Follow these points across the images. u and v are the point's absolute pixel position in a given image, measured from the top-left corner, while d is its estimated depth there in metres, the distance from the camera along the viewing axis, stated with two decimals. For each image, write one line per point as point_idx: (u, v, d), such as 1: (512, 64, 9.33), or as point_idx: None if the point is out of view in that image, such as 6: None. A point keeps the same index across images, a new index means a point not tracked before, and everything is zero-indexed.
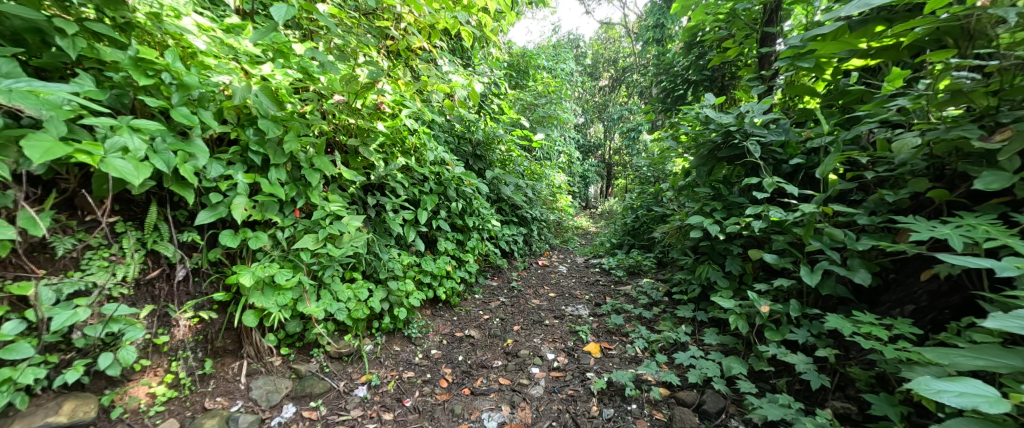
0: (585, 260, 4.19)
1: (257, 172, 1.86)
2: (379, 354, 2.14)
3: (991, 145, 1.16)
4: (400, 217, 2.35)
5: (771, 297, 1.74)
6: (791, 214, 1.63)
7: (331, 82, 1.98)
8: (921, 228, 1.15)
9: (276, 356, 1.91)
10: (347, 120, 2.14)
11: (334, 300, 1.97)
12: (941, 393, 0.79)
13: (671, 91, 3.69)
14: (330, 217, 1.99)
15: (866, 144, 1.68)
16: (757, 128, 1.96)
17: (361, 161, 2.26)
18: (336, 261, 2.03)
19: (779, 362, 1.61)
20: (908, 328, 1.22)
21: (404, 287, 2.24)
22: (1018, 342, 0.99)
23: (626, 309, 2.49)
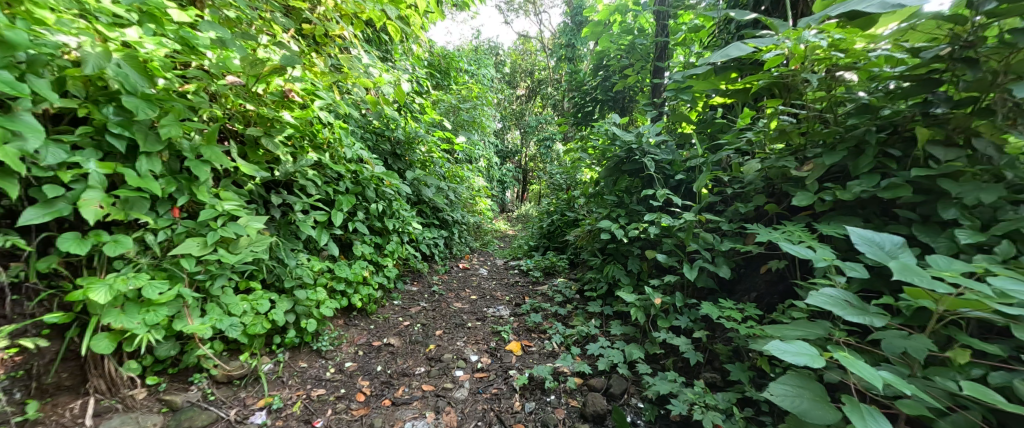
0: (504, 263, 4.34)
1: (119, 162, 1.57)
2: (280, 373, 1.96)
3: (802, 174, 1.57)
4: (310, 220, 2.18)
5: (661, 291, 2.05)
6: (677, 221, 1.96)
7: (225, 61, 1.76)
8: (761, 234, 1.49)
9: (138, 387, 1.62)
10: (243, 106, 1.92)
11: (226, 315, 1.76)
12: (784, 352, 0.91)
13: (582, 107, 4.06)
14: (223, 218, 1.75)
15: (727, 165, 2.11)
16: (652, 148, 2.30)
17: (262, 154, 2.04)
18: (229, 269, 1.82)
19: (667, 345, 1.91)
20: (754, 310, 1.57)
21: (314, 297, 2.09)
22: (814, 314, 1.35)
23: (543, 307, 2.68)
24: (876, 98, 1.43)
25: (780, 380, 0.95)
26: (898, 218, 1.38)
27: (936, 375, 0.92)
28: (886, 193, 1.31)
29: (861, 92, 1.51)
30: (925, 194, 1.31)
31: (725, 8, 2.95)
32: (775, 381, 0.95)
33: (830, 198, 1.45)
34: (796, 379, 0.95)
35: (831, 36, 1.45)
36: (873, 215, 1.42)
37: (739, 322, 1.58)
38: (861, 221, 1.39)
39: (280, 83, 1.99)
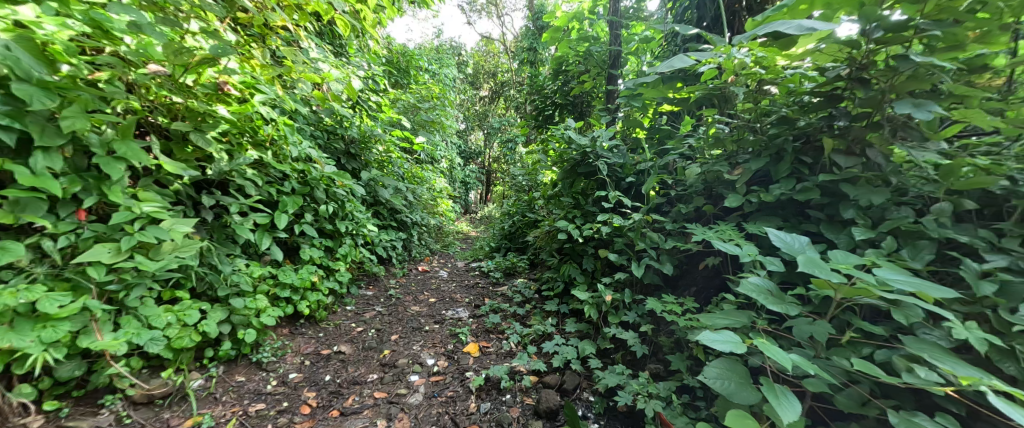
0: (465, 264, 4.32)
1: (10, 157, 1.40)
2: (213, 389, 1.80)
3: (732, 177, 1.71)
4: (249, 223, 2.05)
5: (613, 288, 2.14)
6: (627, 221, 2.06)
7: (146, 48, 1.63)
8: (698, 233, 1.61)
9: (33, 415, 1.41)
10: (168, 98, 1.79)
11: (145, 328, 1.60)
12: (716, 340, 0.99)
13: (541, 111, 4.11)
14: (141, 222, 1.61)
15: (672, 169, 2.24)
16: (604, 151, 2.40)
17: (191, 151, 1.89)
18: (148, 277, 1.66)
19: (617, 340, 2.00)
20: (693, 304, 1.68)
21: (252, 305, 1.96)
22: (741, 306, 1.48)
23: (502, 308, 2.70)
24: (792, 111, 1.60)
25: (712, 364, 1.03)
26: (812, 219, 1.54)
27: (836, 355, 1.06)
28: (800, 194, 1.50)
29: (782, 105, 1.68)
30: (831, 197, 1.50)
31: (672, 21, 3.14)
32: (708, 365, 1.03)
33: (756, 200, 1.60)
34: (726, 364, 1.03)
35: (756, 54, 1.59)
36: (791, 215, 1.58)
37: (679, 315, 1.69)
38: (780, 220, 1.57)
39: (212, 74, 1.86)
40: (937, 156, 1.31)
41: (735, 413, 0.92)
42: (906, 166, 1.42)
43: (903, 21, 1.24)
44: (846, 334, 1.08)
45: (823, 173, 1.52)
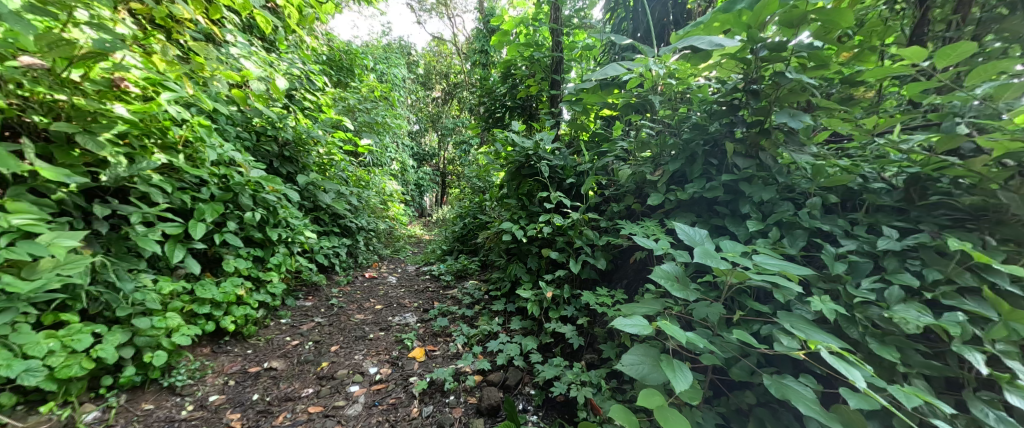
0: (417, 268, 4.21)
1: None
2: (112, 421, 1.60)
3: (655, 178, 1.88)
4: (155, 234, 1.85)
5: (554, 285, 2.23)
6: (566, 220, 2.15)
7: (17, 37, 1.47)
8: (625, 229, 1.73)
9: None
10: (49, 96, 1.59)
11: (18, 358, 1.39)
12: (626, 324, 1.09)
13: (492, 113, 4.09)
14: (10, 237, 1.39)
15: (609, 170, 2.38)
16: (546, 154, 2.48)
17: (79, 155, 1.68)
18: (24, 299, 1.44)
19: (558, 334, 2.08)
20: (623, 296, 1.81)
21: (162, 324, 1.77)
22: (662, 295, 1.61)
23: (451, 311, 2.69)
24: (704, 118, 1.78)
25: (631, 351, 1.13)
26: (723, 214, 1.71)
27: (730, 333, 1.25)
28: (709, 192, 1.70)
29: (697, 112, 1.85)
30: (733, 194, 1.69)
31: (612, 30, 3.30)
32: (626, 352, 1.13)
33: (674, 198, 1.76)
34: (642, 350, 1.15)
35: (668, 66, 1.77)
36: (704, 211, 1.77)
37: (610, 307, 1.81)
38: (694, 216, 1.75)
39: (104, 69, 1.69)
40: (812, 158, 1.55)
41: (646, 394, 1.04)
42: (792, 167, 1.64)
43: (782, 42, 1.44)
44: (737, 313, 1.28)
45: (726, 173, 1.72)
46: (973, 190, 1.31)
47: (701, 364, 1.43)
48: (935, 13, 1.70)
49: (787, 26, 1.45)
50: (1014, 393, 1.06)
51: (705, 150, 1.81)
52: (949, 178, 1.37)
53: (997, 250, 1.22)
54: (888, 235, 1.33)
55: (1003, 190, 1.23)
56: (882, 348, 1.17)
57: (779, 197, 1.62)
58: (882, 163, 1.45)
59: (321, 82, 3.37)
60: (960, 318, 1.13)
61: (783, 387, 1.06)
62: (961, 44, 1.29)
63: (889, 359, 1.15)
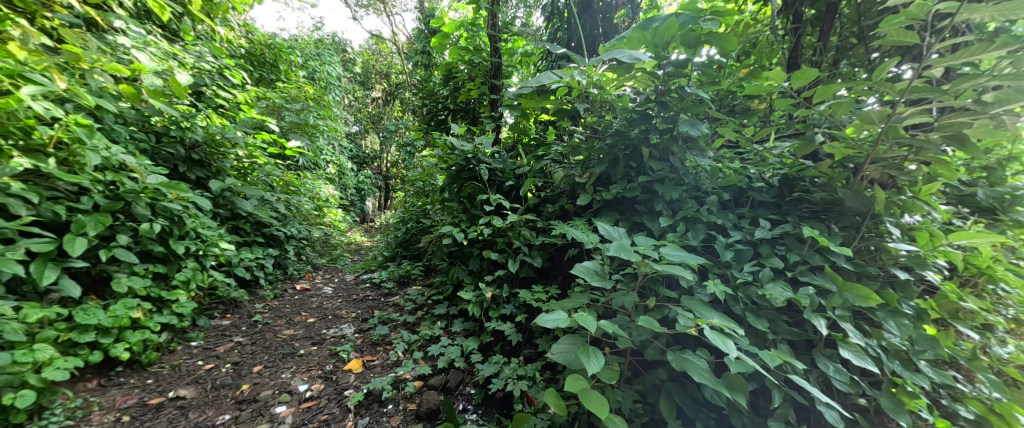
0: (356, 277, 3.98)
1: None
2: None
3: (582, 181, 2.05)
4: (16, 253, 1.56)
5: (494, 285, 2.27)
6: (505, 221, 2.20)
7: None
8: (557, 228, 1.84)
9: None
10: None
11: None
12: (547, 319, 1.22)
13: (434, 115, 4.01)
14: None
15: (546, 173, 2.47)
16: (485, 157, 2.51)
17: None
18: None
19: (498, 333, 2.12)
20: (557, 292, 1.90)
21: (28, 359, 1.51)
22: (590, 289, 1.73)
23: (392, 318, 2.60)
24: (625, 125, 1.94)
25: (560, 341, 1.26)
26: (643, 212, 1.89)
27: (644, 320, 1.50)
28: (629, 192, 1.89)
29: (621, 119, 2.00)
30: (649, 194, 1.89)
31: (548, 39, 3.43)
32: (555, 343, 1.26)
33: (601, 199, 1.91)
34: (570, 338, 1.28)
35: (591, 77, 1.94)
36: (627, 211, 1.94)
37: (545, 302, 1.90)
38: (617, 215, 1.94)
39: None
40: (711, 162, 1.79)
41: (572, 379, 1.20)
42: (697, 169, 1.87)
43: (683, 61, 1.71)
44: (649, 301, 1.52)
45: (643, 175, 1.90)
46: (824, 187, 1.66)
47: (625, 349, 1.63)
48: (806, 41, 2.10)
49: (686, 46, 1.71)
50: (846, 348, 1.36)
51: (626, 154, 1.99)
52: (809, 178, 1.70)
53: (838, 235, 1.55)
54: (765, 227, 1.61)
55: (842, 187, 1.59)
56: (755, 319, 1.45)
57: (687, 196, 1.82)
58: (763, 165, 1.75)
59: (238, 77, 3.07)
60: (810, 291, 1.42)
61: (682, 360, 1.33)
62: (807, 70, 1.55)
63: (760, 328, 1.44)
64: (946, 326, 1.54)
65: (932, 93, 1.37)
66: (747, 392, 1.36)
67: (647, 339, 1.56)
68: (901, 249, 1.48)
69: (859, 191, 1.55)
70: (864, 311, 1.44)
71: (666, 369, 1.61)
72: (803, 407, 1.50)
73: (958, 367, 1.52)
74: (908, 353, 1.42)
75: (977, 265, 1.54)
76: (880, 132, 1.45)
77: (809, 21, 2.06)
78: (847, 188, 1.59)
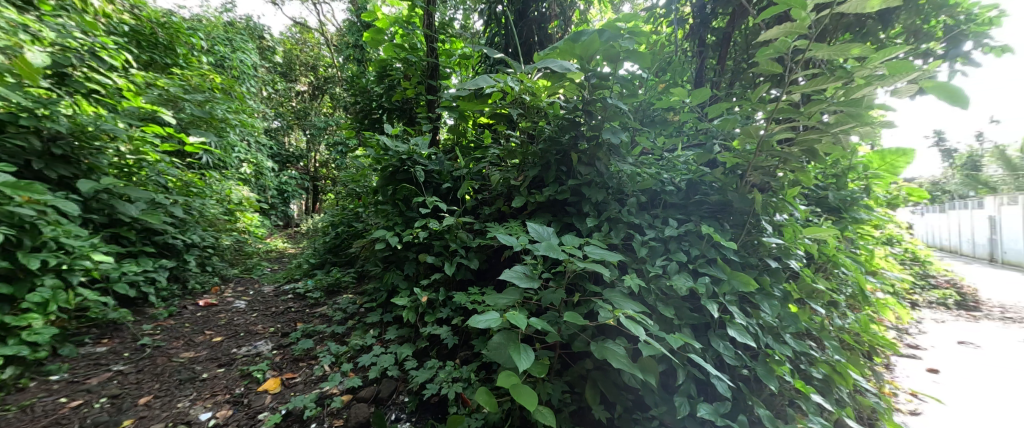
0: (277, 288, 3.64)
1: None
2: None
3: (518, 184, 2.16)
4: None
5: (430, 289, 2.26)
6: (442, 224, 2.17)
7: None
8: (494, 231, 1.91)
9: None
10: None
11: None
12: (480, 320, 1.27)
13: (369, 113, 3.80)
14: None
15: (484, 176, 2.51)
16: (421, 158, 2.46)
17: None
18: None
19: (435, 337, 2.13)
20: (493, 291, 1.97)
21: None
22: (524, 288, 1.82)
23: (318, 330, 2.44)
24: (556, 131, 2.06)
25: (495, 336, 1.34)
26: (573, 214, 2.03)
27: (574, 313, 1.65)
28: (560, 194, 2.02)
29: (554, 124, 2.10)
30: (578, 196, 2.04)
31: (487, 43, 3.49)
32: (489, 342, 1.32)
33: (536, 201, 2.05)
34: (504, 334, 1.36)
35: (524, 84, 1.99)
36: (559, 212, 2.11)
37: (482, 303, 1.94)
38: (550, 216, 2.06)
39: None
40: (631, 167, 1.99)
41: (505, 375, 1.27)
42: (620, 174, 2.06)
43: (606, 74, 1.86)
44: (576, 296, 1.66)
45: (573, 178, 2.05)
46: (719, 190, 1.97)
47: (555, 341, 1.75)
48: (708, 62, 2.80)
49: (610, 60, 1.85)
50: (732, 327, 1.67)
51: (558, 158, 2.12)
52: (708, 183, 2.03)
53: (728, 231, 1.89)
54: (673, 226, 1.89)
55: (733, 191, 1.91)
56: (664, 308, 1.69)
57: (610, 198, 2.00)
58: (673, 171, 2.06)
59: (119, 60, 2.69)
60: (706, 281, 1.71)
61: (603, 349, 1.48)
62: (702, 90, 1.92)
63: (667, 315, 1.68)
64: (805, 304, 2.02)
65: (794, 113, 1.64)
66: (658, 372, 1.58)
67: (575, 333, 1.72)
68: (772, 243, 1.87)
69: (743, 194, 1.89)
70: (748, 295, 1.83)
71: (592, 358, 1.79)
72: (702, 380, 1.82)
73: (811, 336, 2.04)
74: (778, 329, 1.85)
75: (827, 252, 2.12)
76: (758, 145, 1.75)
77: (710, 46, 2.77)
78: (736, 192, 1.87)
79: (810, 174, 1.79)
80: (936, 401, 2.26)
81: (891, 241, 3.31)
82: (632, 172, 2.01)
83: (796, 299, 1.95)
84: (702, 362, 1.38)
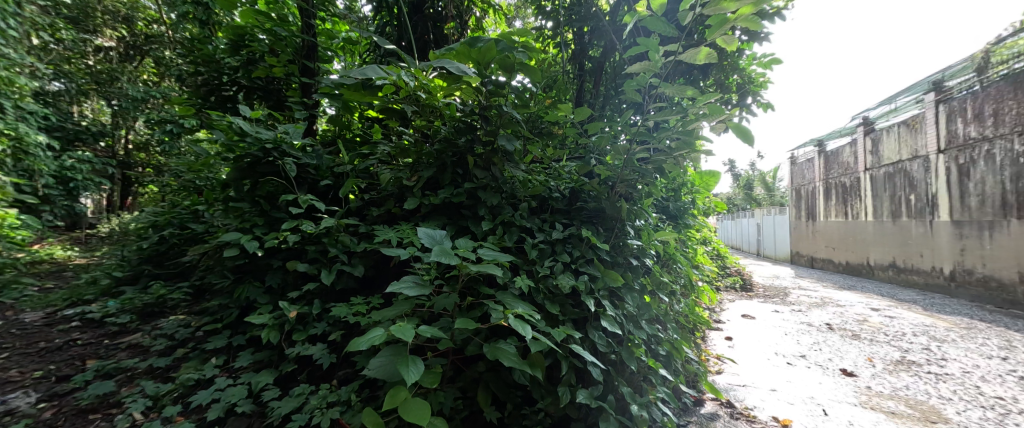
0: (56, 312, 2.70)
1: None
2: None
3: (411, 184, 2.08)
4: None
5: (301, 301, 1.99)
6: (318, 226, 1.93)
7: None
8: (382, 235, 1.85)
9: None
10: None
11: None
12: (360, 341, 1.21)
13: (215, 88, 2.91)
14: None
15: (372, 174, 2.33)
16: (294, 150, 2.14)
17: None
18: None
19: (305, 358, 1.90)
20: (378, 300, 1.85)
21: None
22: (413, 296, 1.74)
23: (128, 366, 1.91)
24: (452, 133, 2.05)
25: (380, 354, 1.29)
26: (466, 218, 2.04)
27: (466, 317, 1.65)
28: (455, 197, 2.01)
29: (451, 126, 2.08)
30: (473, 200, 2.06)
31: (375, 31, 3.27)
32: (373, 359, 1.27)
33: (429, 203, 2.00)
34: (391, 349, 1.32)
35: (421, 81, 1.93)
36: (451, 215, 2.09)
37: (365, 315, 1.80)
38: (445, 219, 2.04)
39: None
40: (522, 173, 2.09)
41: (391, 393, 1.23)
42: (512, 180, 2.15)
43: (502, 83, 1.89)
44: (469, 300, 1.67)
45: (469, 181, 2.07)
46: (594, 198, 2.22)
47: (445, 349, 1.73)
48: (586, 85, 3.12)
49: (506, 71, 1.91)
50: (606, 318, 1.88)
51: (454, 160, 2.11)
52: (587, 192, 2.25)
53: (602, 234, 2.14)
54: (559, 229, 2.05)
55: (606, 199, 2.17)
56: (551, 305, 1.81)
57: (503, 203, 2.08)
58: (559, 180, 2.23)
59: None
60: (585, 278, 1.90)
61: (495, 350, 1.51)
62: (582, 109, 2.12)
63: (553, 312, 1.80)
64: (656, 294, 2.40)
65: (648, 136, 1.96)
66: (544, 367, 1.68)
67: (468, 337, 1.73)
68: (632, 246, 2.19)
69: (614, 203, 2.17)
70: (618, 292, 2.09)
71: (484, 361, 1.81)
72: (581, 370, 1.99)
73: (660, 321, 2.42)
74: (638, 318, 2.15)
75: (668, 249, 2.58)
76: (625, 161, 2.03)
77: (587, 72, 3.13)
78: (608, 200, 2.12)
79: (660, 188, 2.16)
80: (732, 361, 2.95)
81: (706, 241, 4.21)
82: (523, 179, 2.12)
83: (649, 290, 2.32)
84: (582, 352, 1.52)
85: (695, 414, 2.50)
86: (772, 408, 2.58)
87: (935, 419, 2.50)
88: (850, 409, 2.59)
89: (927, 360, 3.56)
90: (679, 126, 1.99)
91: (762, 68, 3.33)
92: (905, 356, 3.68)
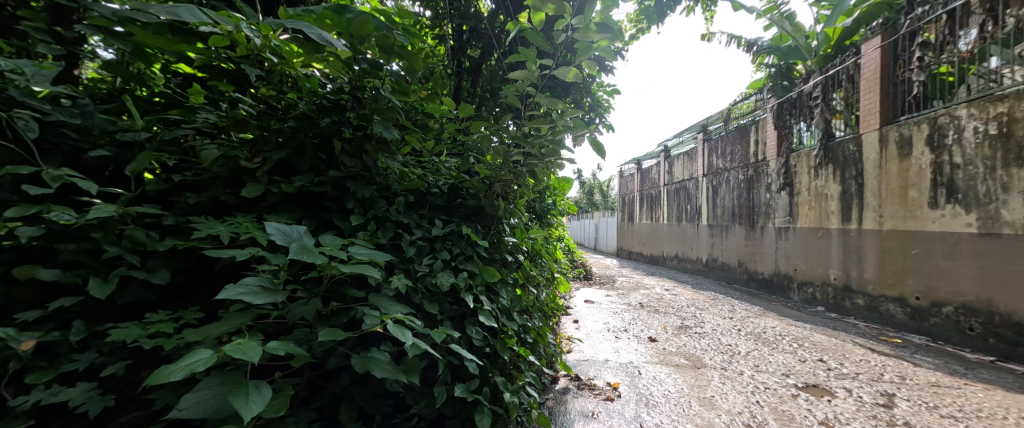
0: None
1: None
2: None
3: (252, 166, 1.66)
4: None
5: (42, 326, 1.33)
6: (83, 216, 1.36)
7: None
8: (202, 229, 1.41)
9: None
10: None
11: None
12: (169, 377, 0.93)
13: None
14: None
15: (186, 147, 1.75)
16: (32, 97, 1.42)
17: None
18: None
19: (51, 407, 1.30)
20: (193, 315, 1.39)
21: None
22: (251, 306, 1.39)
23: None
24: (313, 111, 1.74)
25: (204, 386, 1.00)
26: (327, 211, 1.76)
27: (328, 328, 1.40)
28: (317, 186, 1.71)
29: (310, 101, 1.76)
30: (340, 190, 1.80)
31: None
32: (193, 391, 0.98)
33: (277, 190, 1.63)
34: (221, 378, 1.03)
35: (269, 40, 1.61)
36: (307, 207, 1.77)
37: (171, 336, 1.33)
38: (301, 211, 1.72)
39: None
40: (399, 165, 1.93)
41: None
42: (387, 171, 1.96)
43: (378, 63, 1.68)
44: (333, 306, 1.42)
45: (334, 169, 1.79)
46: (472, 195, 2.22)
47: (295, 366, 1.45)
48: (463, 83, 3.22)
49: (384, 52, 1.72)
50: (483, 314, 1.90)
51: (315, 143, 1.79)
52: (465, 189, 2.24)
53: (481, 231, 2.17)
54: (438, 226, 1.98)
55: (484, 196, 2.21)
56: (429, 305, 1.72)
57: (375, 195, 1.88)
58: (438, 174, 2.16)
59: None
60: (464, 276, 1.88)
61: (366, 362, 1.32)
62: (464, 105, 2.10)
63: (431, 312, 1.72)
64: (525, 287, 2.58)
65: (525, 141, 2.08)
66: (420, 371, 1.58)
67: (330, 348, 1.49)
68: (506, 243, 2.29)
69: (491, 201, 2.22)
70: (494, 287, 2.16)
71: (349, 373, 1.60)
72: (456, 367, 1.97)
73: (527, 312, 2.61)
74: (509, 311, 2.26)
75: (536, 245, 2.80)
76: (504, 161, 2.11)
77: (466, 69, 3.26)
78: (486, 198, 2.17)
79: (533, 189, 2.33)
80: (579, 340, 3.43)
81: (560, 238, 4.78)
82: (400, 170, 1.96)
83: (520, 283, 2.49)
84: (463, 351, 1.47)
85: (551, 392, 2.81)
86: (607, 375, 3.11)
87: (700, 364, 3.46)
88: (653, 367, 3.34)
89: (693, 324, 4.91)
90: (549, 135, 2.19)
91: (607, 95, 3.91)
92: (682, 322, 4.99)
